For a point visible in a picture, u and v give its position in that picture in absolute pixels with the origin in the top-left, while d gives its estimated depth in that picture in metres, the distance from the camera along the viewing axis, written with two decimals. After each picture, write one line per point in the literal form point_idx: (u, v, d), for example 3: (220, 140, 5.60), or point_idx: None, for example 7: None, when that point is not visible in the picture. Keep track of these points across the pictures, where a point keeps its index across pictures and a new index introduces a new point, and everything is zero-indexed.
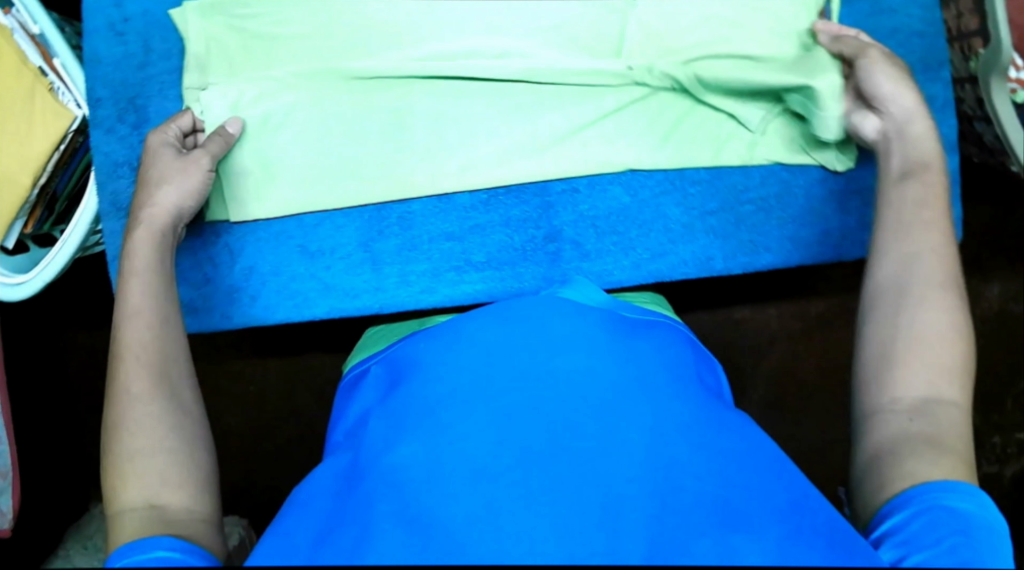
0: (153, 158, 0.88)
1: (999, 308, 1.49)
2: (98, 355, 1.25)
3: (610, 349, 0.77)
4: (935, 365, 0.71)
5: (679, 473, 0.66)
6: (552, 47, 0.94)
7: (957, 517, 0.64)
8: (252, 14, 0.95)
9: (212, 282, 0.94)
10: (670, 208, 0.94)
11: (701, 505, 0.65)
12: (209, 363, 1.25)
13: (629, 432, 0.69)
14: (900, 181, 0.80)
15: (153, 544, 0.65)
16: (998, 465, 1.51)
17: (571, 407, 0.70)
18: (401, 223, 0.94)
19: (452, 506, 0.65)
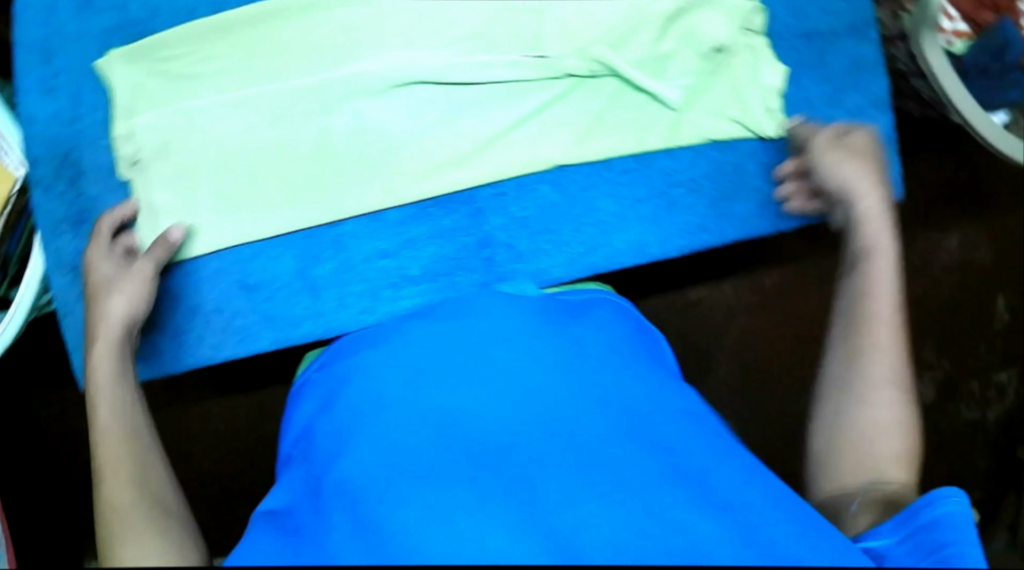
0: (97, 269, 0.89)
1: (962, 257, 1.50)
2: (72, 410, 1.27)
3: (551, 344, 0.80)
4: (887, 456, 0.78)
5: (620, 456, 0.70)
6: (469, 55, 0.94)
7: (940, 525, 0.69)
8: (173, 55, 0.95)
9: (160, 328, 0.95)
10: (600, 200, 0.95)
11: (638, 479, 0.68)
12: (180, 405, 1.26)
13: (564, 417, 0.72)
14: (853, 269, 0.86)
15: None
16: (980, 410, 1.54)
17: (508, 399, 0.74)
18: (334, 246, 0.95)
19: (403, 505, 0.67)
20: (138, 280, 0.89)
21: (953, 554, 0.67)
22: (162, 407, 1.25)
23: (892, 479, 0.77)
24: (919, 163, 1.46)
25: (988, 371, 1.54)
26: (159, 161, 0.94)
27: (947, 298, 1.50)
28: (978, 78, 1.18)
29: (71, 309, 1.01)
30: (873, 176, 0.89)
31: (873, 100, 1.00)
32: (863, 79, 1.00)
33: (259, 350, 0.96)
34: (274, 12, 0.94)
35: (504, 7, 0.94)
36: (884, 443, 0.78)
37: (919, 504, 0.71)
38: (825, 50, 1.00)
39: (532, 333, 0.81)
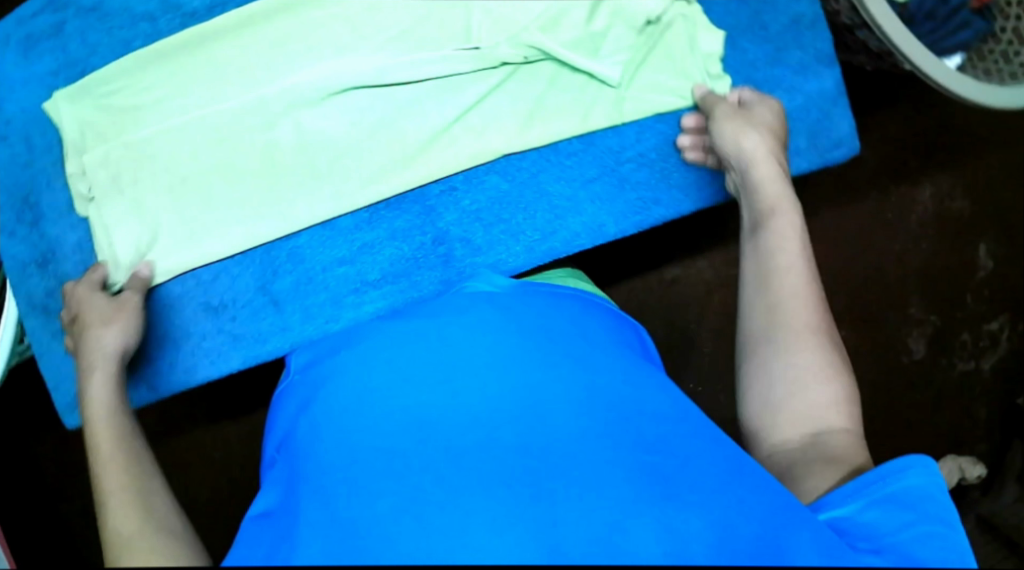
0: (87, 304, 0.89)
1: (936, 209, 1.49)
2: (63, 451, 1.27)
3: (529, 334, 0.78)
4: (822, 403, 0.75)
5: (605, 448, 0.68)
6: (404, 54, 0.94)
7: (902, 496, 0.69)
8: (115, 90, 0.96)
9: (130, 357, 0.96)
10: (550, 185, 0.96)
11: (624, 467, 0.67)
12: (168, 437, 1.26)
13: (548, 411, 0.70)
14: (755, 233, 0.84)
15: None
16: (974, 361, 1.53)
17: (488, 395, 0.72)
18: (292, 258, 0.96)
19: (385, 510, 0.65)
20: (129, 313, 0.89)
21: (921, 525, 0.67)
22: (151, 440, 1.26)
23: (830, 426, 0.75)
24: (880, 122, 1.46)
25: (978, 321, 1.52)
26: (114, 197, 0.95)
27: (927, 252, 1.50)
28: (924, 22, 1.18)
29: (48, 348, 1.00)
30: (772, 145, 0.89)
31: (816, 55, 1.02)
32: (805, 36, 1.01)
33: (233, 368, 0.97)
34: (206, 34, 0.95)
35: (432, 4, 0.95)
36: (815, 392, 0.76)
37: (873, 477, 0.70)
38: (759, 10, 1.01)
39: (509, 323, 0.79)
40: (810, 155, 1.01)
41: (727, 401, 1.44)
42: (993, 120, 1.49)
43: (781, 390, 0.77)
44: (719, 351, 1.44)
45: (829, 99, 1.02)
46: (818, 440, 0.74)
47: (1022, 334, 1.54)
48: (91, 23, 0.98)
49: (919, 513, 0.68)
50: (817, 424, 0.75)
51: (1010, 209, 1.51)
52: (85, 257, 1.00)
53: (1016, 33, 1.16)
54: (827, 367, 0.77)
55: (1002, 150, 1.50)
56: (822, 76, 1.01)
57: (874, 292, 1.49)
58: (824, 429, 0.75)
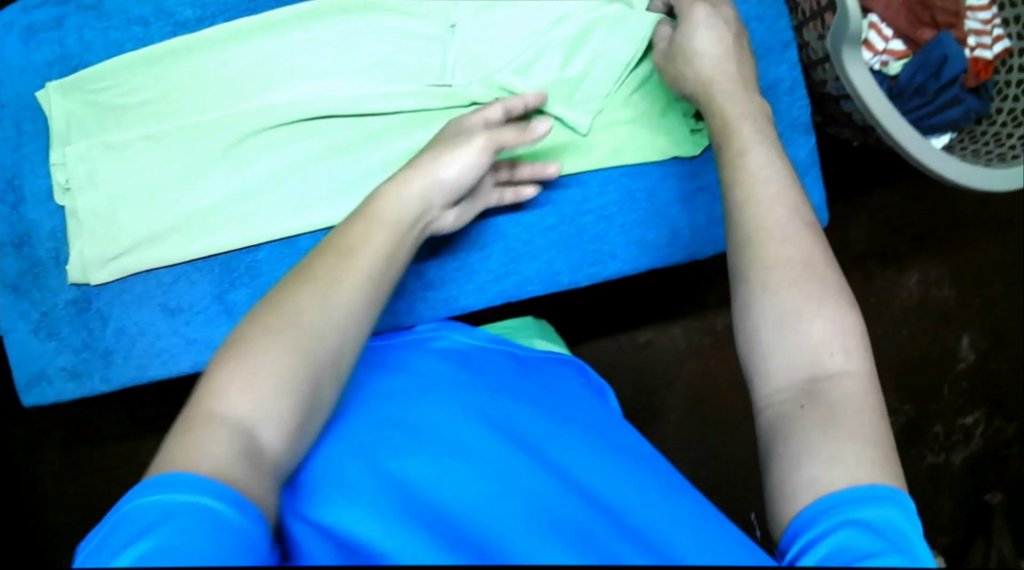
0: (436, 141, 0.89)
1: (921, 296, 1.48)
2: (27, 438, 1.30)
3: (503, 393, 0.85)
4: (816, 340, 0.73)
5: (581, 499, 0.75)
6: (381, 82, 0.97)
7: (873, 526, 0.65)
8: (105, 88, 1.00)
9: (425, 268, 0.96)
10: (508, 228, 0.97)
11: (593, 525, 0.73)
12: (137, 435, 1.31)
13: (521, 471, 0.77)
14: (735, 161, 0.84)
15: (208, 490, 0.63)
16: (944, 454, 1.51)
17: (473, 449, 0.78)
18: (251, 272, 0.99)
19: (393, 544, 0.70)
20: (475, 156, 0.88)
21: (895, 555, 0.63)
22: (119, 434, 1.31)
23: (830, 369, 0.72)
24: (873, 204, 1.46)
25: (953, 414, 1.50)
26: (89, 190, 0.99)
27: (908, 339, 1.48)
28: (913, 97, 1.18)
29: (13, 326, 1.02)
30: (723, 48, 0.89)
31: (792, 123, 1.05)
32: (783, 101, 1.04)
33: (181, 371, 1.01)
34: (193, 44, 0.98)
35: (411, 38, 0.97)
36: (812, 326, 0.73)
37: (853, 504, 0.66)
38: None
39: (486, 381, 0.86)
40: None
41: (686, 467, 1.45)
42: (988, 211, 1.48)
43: (770, 333, 0.74)
44: (685, 416, 1.45)
45: (801, 167, 1.05)
46: (824, 385, 0.71)
47: (997, 430, 1.52)
48: (89, 20, 1.01)
49: (890, 544, 0.64)
50: (816, 369, 0.72)
51: (997, 303, 1.50)
52: (56, 246, 1.02)
53: (1010, 114, 1.19)
54: (817, 298, 0.74)
55: (993, 243, 1.48)
56: (796, 143, 1.04)
57: None
58: (822, 374, 0.72)
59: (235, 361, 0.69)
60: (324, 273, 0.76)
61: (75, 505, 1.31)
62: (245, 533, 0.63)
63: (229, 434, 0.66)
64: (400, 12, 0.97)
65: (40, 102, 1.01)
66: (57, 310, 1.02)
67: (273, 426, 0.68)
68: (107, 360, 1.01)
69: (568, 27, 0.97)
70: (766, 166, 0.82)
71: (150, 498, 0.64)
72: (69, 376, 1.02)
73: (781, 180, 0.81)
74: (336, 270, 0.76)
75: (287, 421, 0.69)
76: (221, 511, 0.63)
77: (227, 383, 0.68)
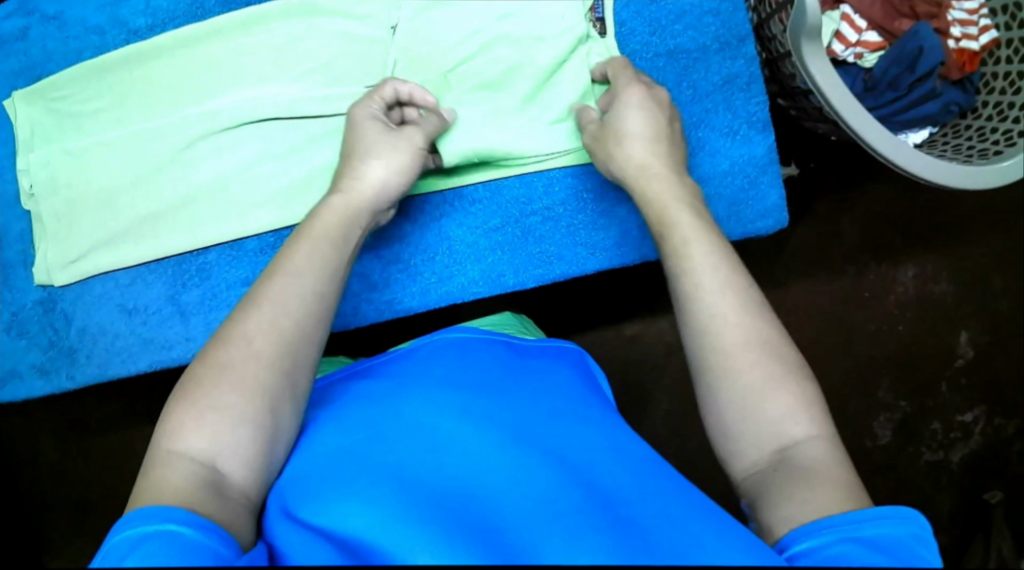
0: (360, 129, 0.91)
1: (917, 290, 1.43)
2: (24, 428, 1.35)
3: (498, 382, 0.85)
4: (781, 416, 0.74)
5: (572, 484, 0.75)
6: (321, 86, 1.00)
7: (879, 542, 0.68)
8: (63, 96, 1.01)
9: (403, 264, 0.99)
10: (454, 229, 0.99)
11: (590, 515, 0.72)
12: (128, 425, 1.35)
13: (520, 462, 0.76)
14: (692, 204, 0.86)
15: (166, 516, 0.68)
16: (943, 451, 1.46)
17: (473, 444, 0.77)
18: (202, 273, 1.01)
19: (387, 530, 0.70)
20: (404, 149, 0.90)
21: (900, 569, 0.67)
22: (110, 426, 1.35)
23: (790, 406, 0.74)
24: (867, 199, 1.42)
25: (951, 411, 1.45)
26: (51, 195, 1.02)
27: (903, 334, 1.44)
28: (887, 92, 1.13)
29: None
30: (658, 126, 0.89)
31: (749, 120, 1.02)
32: (739, 97, 1.02)
33: (140, 370, 1.02)
34: (143, 53, 1.00)
35: (352, 41, 1.00)
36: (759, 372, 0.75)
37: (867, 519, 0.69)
38: (689, 69, 1.02)
39: (482, 372, 0.85)
40: (734, 223, 1.03)
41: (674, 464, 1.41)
42: (984, 204, 1.43)
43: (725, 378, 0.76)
44: (674, 411, 1.41)
45: (759, 167, 1.03)
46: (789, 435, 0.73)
47: (997, 428, 1.46)
48: (51, 30, 1.02)
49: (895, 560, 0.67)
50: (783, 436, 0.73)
51: (997, 299, 1.44)
52: (25, 248, 1.04)
53: (997, 108, 1.13)
54: (783, 378, 0.75)
55: (991, 236, 1.43)
56: (753, 142, 1.02)
57: (846, 367, 1.44)
58: (789, 442, 0.73)
59: (195, 397, 0.74)
60: (273, 297, 0.78)
61: (65, 490, 1.36)
62: (210, 550, 0.68)
63: (190, 469, 0.72)
64: (341, 15, 1.00)
65: (7, 111, 1.02)
66: (26, 309, 1.03)
67: (233, 458, 0.73)
68: (72, 358, 1.02)
69: (510, 24, 1.00)
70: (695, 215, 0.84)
71: (122, 533, 0.68)
72: (38, 373, 1.03)
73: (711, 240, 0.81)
74: (285, 296, 0.78)
75: (246, 446, 0.73)
76: (183, 534, 0.68)
77: (185, 422, 0.73)
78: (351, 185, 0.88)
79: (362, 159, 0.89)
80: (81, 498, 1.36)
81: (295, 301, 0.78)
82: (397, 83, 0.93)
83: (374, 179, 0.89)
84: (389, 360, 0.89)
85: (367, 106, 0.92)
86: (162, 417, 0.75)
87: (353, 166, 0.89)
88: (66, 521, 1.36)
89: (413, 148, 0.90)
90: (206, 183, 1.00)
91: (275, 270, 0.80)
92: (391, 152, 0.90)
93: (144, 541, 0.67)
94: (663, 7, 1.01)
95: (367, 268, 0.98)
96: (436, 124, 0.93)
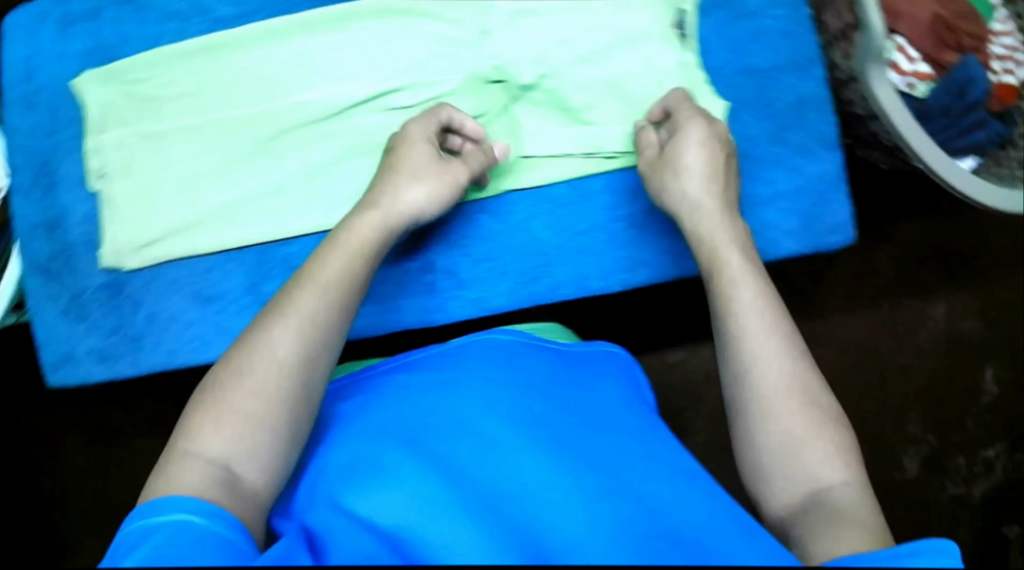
0: (407, 153, 0.93)
1: (947, 326, 1.46)
2: (59, 433, 1.31)
3: (545, 377, 0.85)
4: (817, 462, 0.78)
5: (619, 483, 0.76)
6: (415, 84, 1.00)
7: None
8: (142, 79, 1.01)
9: (494, 262, 0.98)
10: (540, 232, 0.99)
11: (639, 517, 0.73)
12: (164, 429, 1.32)
13: (565, 457, 0.77)
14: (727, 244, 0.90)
15: (173, 507, 0.71)
16: (966, 486, 1.46)
17: (519, 442, 0.78)
18: (284, 264, 0.99)
19: (435, 531, 0.73)
20: (447, 180, 0.92)
21: None
22: (146, 430, 1.31)
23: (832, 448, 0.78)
24: (904, 234, 1.45)
25: (975, 446, 1.47)
26: (123, 178, 1.00)
27: (932, 368, 1.46)
28: (938, 120, 1.17)
29: (42, 308, 1.01)
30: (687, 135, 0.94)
31: (819, 137, 1.05)
32: (811, 116, 1.06)
33: (210, 359, 0.99)
34: (227, 42, 1.00)
35: (441, 42, 1.00)
36: (809, 451, 0.78)
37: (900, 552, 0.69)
38: (766, 86, 1.05)
39: (528, 366, 0.86)
40: (804, 237, 1.04)
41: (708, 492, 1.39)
42: (1013, 244, 1.47)
43: (776, 455, 0.79)
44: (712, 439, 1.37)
45: (829, 182, 1.05)
46: (825, 497, 0.76)
47: (1019, 464, 1.47)
48: (128, 14, 1.02)
49: None
50: (817, 482, 0.77)
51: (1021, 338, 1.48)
52: (90, 230, 1.02)
53: None
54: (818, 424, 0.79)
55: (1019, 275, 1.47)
56: (823, 158, 1.05)
57: (877, 398, 1.45)
58: (827, 487, 0.77)
59: (215, 401, 0.77)
60: (301, 306, 0.82)
61: (93, 497, 1.31)
62: (226, 541, 0.70)
63: (204, 469, 0.74)
64: (432, 17, 1.01)
65: (77, 90, 1.01)
66: (89, 293, 1.01)
67: (248, 460, 0.75)
68: (136, 344, 1.00)
69: (600, 34, 1.01)
70: (735, 247, 0.90)
71: (136, 522, 0.71)
72: (97, 359, 1.00)
73: (760, 283, 0.87)
74: (312, 305, 0.82)
75: (261, 455, 0.76)
76: (197, 522, 0.71)
77: (202, 425, 0.76)
78: (392, 205, 0.90)
79: (406, 180, 0.91)
80: (107, 505, 1.31)
81: (324, 310, 0.82)
82: (449, 108, 0.95)
83: (413, 201, 0.91)
84: (440, 355, 0.89)
85: (424, 126, 0.94)
86: (183, 418, 0.78)
87: (394, 183, 0.91)
88: (88, 531, 1.31)
89: (455, 182, 0.93)
90: (296, 172, 0.99)
91: (305, 282, 0.84)
92: (430, 184, 0.92)
93: (150, 532, 0.70)
94: (742, 27, 1.06)
95: (457, 267, 0.98)
96: (481, 162, 0.95)
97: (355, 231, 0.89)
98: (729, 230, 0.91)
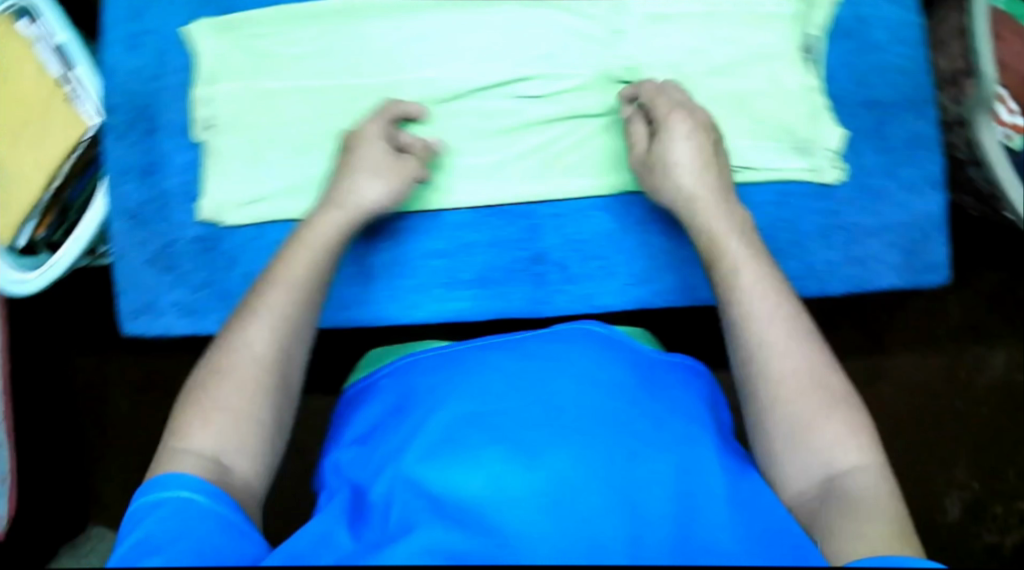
0: (364, 154, 0.91)
1: (1005, 376, 1.46)
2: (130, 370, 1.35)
3: (619, 360, 0.80)
4: (830, 442, 0.74)
5: (684, 486, 0.71)
6: (543, 75, 0.99)
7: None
8: (264, 35, 1.00)
9: (604, 261, 0.97)
10: (653, 235, 0.97)
11: (704, 525, 0.69)
12: None
13: (630, 448, 0.72)
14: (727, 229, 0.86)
15: (176, 483, 0.71)
16: (999, 534, 1.43)
17: (583, 426, 0.73)
18: (391, 237, 0.97)
19: (485, 510, 0.69)
20: (404, 175, 0.91)
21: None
22: None
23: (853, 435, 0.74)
24: (973, 280, 1.46)
25: (1013, 496, 1.44)
26: (232, 130, 0.99)
27: (983, 416, 1.45)
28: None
29: (128, 255, 1.00)
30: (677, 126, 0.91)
31: (928, 177, 1.01)
32: (922, 155, 1.02)
33: None
34: (356, 9, 1.00)
35: (578, 36, 1.00)
36: (816, 432, 0.74)
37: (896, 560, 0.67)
38: (883, 122, 1.02)
39: (598, 349, 0.81)
40: (903, 273, 1.01)
41: None
42: None
43: (790, 440, 0.75)
44: None
45: (934, 223, 1.01)
46: (839, 481, 0.73)
47: None
48: None
49: None
50: (831, 467, 0.73)
51: None
52: (186, 181, 1.00)
53: None
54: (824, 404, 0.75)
55: None
56: (929, 199, 1.01)
57: (925, 438, 1.44)
58: (841, 471, 0.73)
59: (199, 399, 0.75)
60: (272, 305, 0.80)
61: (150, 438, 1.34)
62: (226, 523, 0.70)
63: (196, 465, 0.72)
64: (568, 11, 1.00)
65: (195, 38, 1.00)
66: (180, 244, 0.99)
67: (236, 452, 0.74)
68: (224, 303, 0.98)
69: (733, 49, 1.01)
70: (734, 233, 0.86)
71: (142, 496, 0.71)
72: (180, 313, 0.99)
73: (761, 265, 0.83)
74: (284, 304, 0.80)
75: (251, 447, 0.74)
76: (200, 502, 0.70)
77: (190, 424, 0.74)
78: (352, 203, 0.89)
79: (367, 177, 0.90)
80: None
81: (293, 306, 0.81)
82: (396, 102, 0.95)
83: (372, 197, 0.89)
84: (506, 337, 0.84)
85: (380, 125, 0.93)
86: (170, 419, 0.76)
87: (350, 181, 0.90)
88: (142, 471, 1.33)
89: (401, 178, 0.91)
90: None
91: (271, 281, 0.82)
92: (370, 180, 0.90)
93: (154, 508, 0.70)
94: (867, 59, 1.03)
95: (570, 262, 0.97)
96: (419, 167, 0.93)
97: (325, 225, 0.87)
98: (726, 216, 0.87)
